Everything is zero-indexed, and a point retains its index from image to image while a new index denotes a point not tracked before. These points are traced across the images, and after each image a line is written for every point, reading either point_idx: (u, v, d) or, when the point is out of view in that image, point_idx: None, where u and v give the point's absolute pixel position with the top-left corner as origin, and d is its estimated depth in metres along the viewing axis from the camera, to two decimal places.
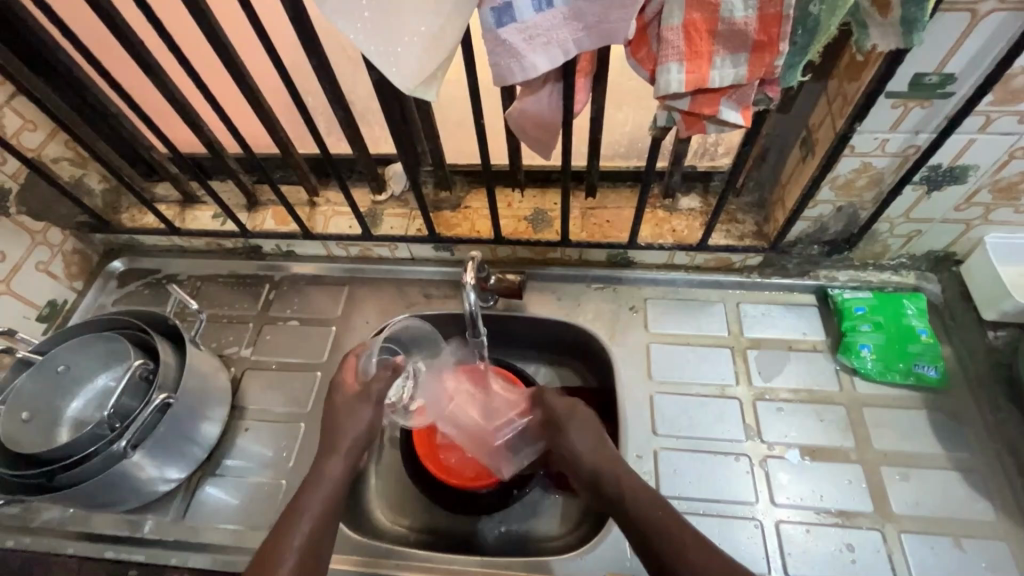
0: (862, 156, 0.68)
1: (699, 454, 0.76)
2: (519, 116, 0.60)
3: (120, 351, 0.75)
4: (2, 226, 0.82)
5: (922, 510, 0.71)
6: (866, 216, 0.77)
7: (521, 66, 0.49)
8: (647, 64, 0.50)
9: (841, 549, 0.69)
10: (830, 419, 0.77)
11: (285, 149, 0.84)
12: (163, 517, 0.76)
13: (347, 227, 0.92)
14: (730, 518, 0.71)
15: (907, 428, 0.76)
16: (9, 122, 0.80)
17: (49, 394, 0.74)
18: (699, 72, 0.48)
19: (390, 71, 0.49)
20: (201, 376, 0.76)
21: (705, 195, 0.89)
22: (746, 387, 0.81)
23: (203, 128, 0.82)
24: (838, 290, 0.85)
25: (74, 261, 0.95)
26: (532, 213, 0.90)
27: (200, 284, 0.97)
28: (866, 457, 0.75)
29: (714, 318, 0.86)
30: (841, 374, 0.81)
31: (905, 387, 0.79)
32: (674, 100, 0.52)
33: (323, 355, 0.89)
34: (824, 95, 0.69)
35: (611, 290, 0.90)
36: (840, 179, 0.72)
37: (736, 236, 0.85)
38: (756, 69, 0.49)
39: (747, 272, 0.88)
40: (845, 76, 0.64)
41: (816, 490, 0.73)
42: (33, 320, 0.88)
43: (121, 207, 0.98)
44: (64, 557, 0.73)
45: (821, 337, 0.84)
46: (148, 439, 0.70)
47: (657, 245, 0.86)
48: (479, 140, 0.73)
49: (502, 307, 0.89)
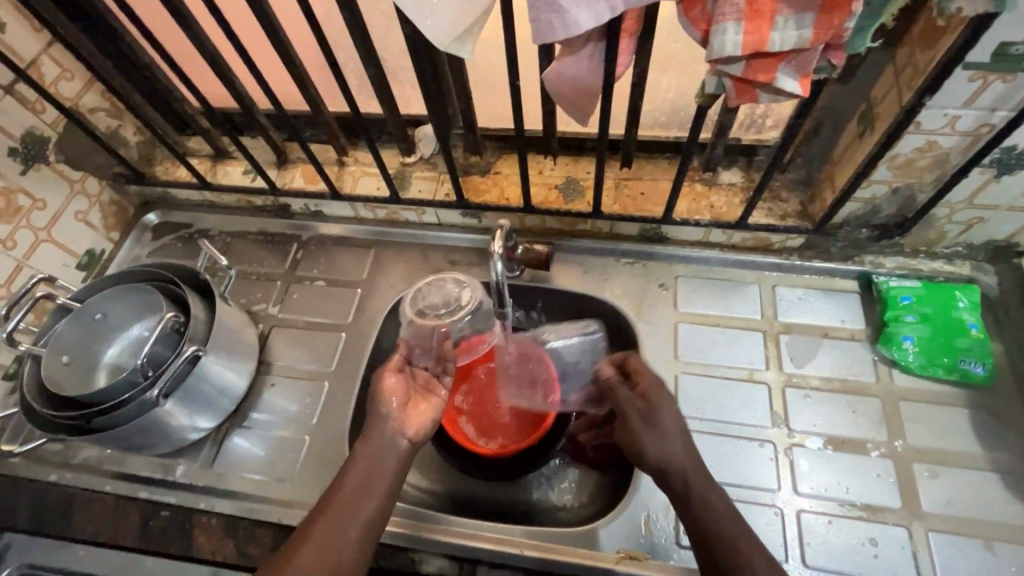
0: (928, 134, 0.63)
1: (722, 437, 0.74)
2: (556, 79, 0.57)
3: (152, 303, 0.77)
4: (43, 174, 0.84)
5: (954, 510, 0.68)
6: (924, 199, 0.71)
7: (563, 22, 0.46)
8: (699, 24, 0.46)
9: (863, 543, 0.67)
10: (862, 411, 0.75)
11: (315, 106, 0.82)
12: (193, 462, 0.78)
13: (375, 189, 0.91)
14: (750, 504, 0.70)
15: (945, 425, 0.73)
16: (47, 69, 0.80)
17: (85, 340, 0.76)
18: (758, 34, 0.44)
19: (425, 24, 0.46)
20: (230, 331, 0.78)
21: (747, 170, 0.84)
22: (776, 371, 0.78)
23: (235, 82, 0.81)
24: (884, 278, 0.80)
25: (111, 211, 0.96)
26: (563, 181, 0.87)
27: (230, 241, 0.98)
28: (898, 453, 0.72)
29: (747, 299, 0.83)
30: (879, 366, 0.77)
31: (947, 383, 0.75)
32: (727, 64, 0.48)
33: (348, 317, 0.89)
34: (891, 65, 0.63)
35: (642, 265, 0.87)
36: (900, 158, 0.66)
37: (778, 216, 0.81)
38: (822, 32, 0.45)
39: (786, 253, 0.84)
40: (918, 44, 0.58)
41: (841, 482, 0.70)
42: (74, 269, 0.91)
43: (156, 160, 0.99)
44: (100, 493, 0.76)
45: (861, 326, 0.80)
46: (178, 389, 0.72)
47: (694, 221, 0.82)
48: (514, 103, 0.70)
49: (528, 277, 0.88)
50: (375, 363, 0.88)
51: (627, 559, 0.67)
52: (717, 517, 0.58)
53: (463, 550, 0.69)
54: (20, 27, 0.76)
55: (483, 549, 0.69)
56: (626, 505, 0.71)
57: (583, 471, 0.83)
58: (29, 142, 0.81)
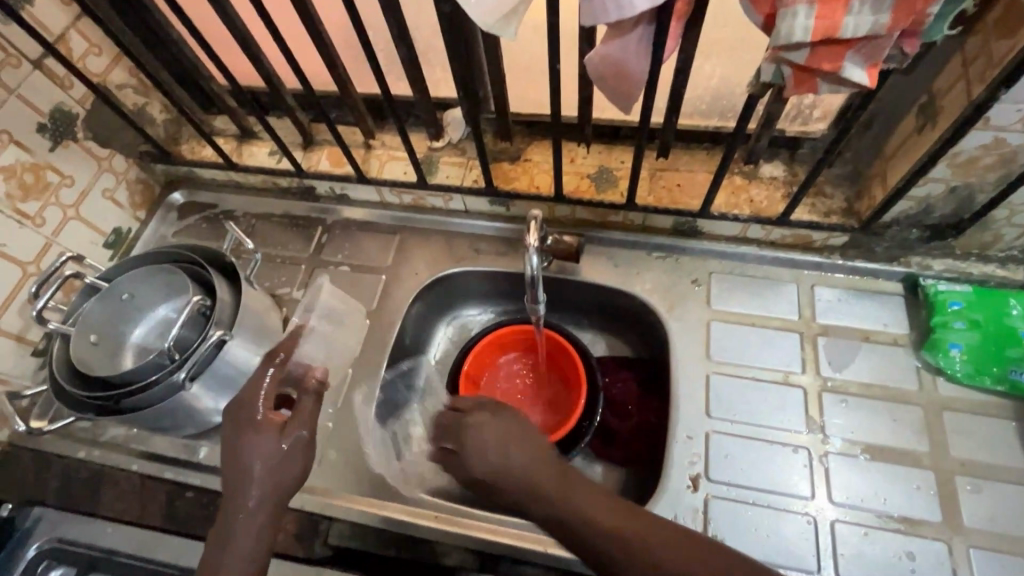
0: (996, 131, 0.59)
1: (754, 441, 0.72)
2: (600, 63, 0.54)
3: (180, 285, 0.77)
4: (71, 151, 0.83)
5: (997, 527, 0.65)
6: (983, 200, 0.67)
7: (616, 2, 0.43)
8: (762, 7, 0.43)
9: (899, 557, 0.65)
10: (903, 420, 0.72)
11: (343, 87, 0.80)
12: (216, 444, 0.79)
13: (401, 173, 0.89)
14: (780, 511, 0.68)
15: (991, 438, 0.70)
16: (75, 44, 0.79)
17: (114, 320, 0.76)
18: (830, 19, 0.41)
19: (469, 3, 0.44)
20: (256, 316, 0.77)
21: (790, 163, 0.80)
22: (813, 375, 0.75)
23: (262, 61, 0.79)
24: (932, 281, 0.76)
25: (137, 190, 0.96)
26: (596, 170, 0.84)
27: (255, 222, 0.97)
28: (940, 465, 0.69)
29: (784, 298, 0.80)
30: (923, 373, 0.74)
31: (995, 393, 0.72)
32: (790, 52, 0.45)
33: (373, 304, 0.88)
34: (960, 54, 0.59)
35: (674, 260, 0.84)
36: (962, 156, 0.62)
37: (822, 213, 0.78)
38: (901, 18, 0.41)
39: (827, 252, 0.80)
40: (994, 32, 0.54)
41: (878, 492, 0.68)
42: (102, 247, 0.91)
43: (182, 138, 0.98)
44: (128, 472, 0.77)
45: (905, 330, 0.76)
46: (204, 372, 0.72)
47: (732, 215, 0.79)
48: (551, 88, 0.67)
49: (556, 269, 0.86)
50: (399, 352, 0.87)
51: None
52: (604, 520, 0.56)
53: (487, 543, 0.69)
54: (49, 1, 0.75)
55: (506, 544, 0.68)
56: (653, 508, 0.69)
57: (607, 467, 0.82)
58: (57, 118, 0.80)
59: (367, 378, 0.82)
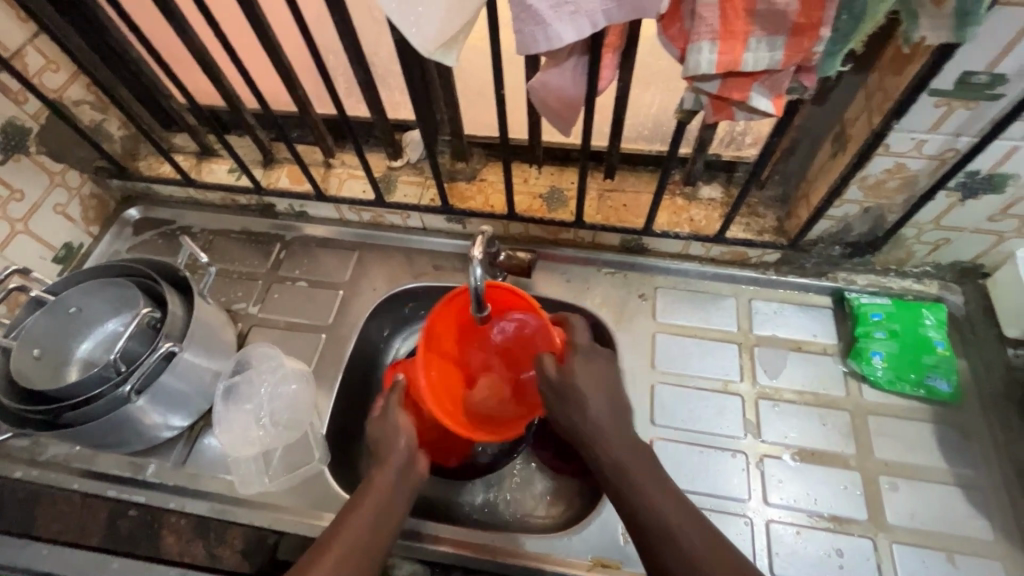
0: (897, 156, 0.65)
1: (695, 447, 0.75)
2: (540, 89, 0.58)
3: (128, 298, 0.76)
4: (23, 166, 0.83)
5: (917, 523, 0.70)
6: (894, 220, 0.74)
7: (546, 36, 0.47)
8: (677, 42, 0.48)
9: (830, 553, 0.68)
10: (832, 424, 0.76)
11: (302, 106, 0.82)
12: (165, 461, 0.77)
13: (360, 191, 0.92)
14: (720, 514, 0.71)
15: (910, 439, 0.75)
16: (31, 61, 0.79)
17: (59, 334, 0.75)
18: (732, 54, 0.46)
19: (411, 31, 0.48)
20: (208, 328, 0.77)
21: (727, 186, 0.86)
22: (750, 384, 0.79)
23: (224, 80, 0.81)
24: (856, 294, 0.82)
25: (91, 205, 0.96)
26: (547, 190, 0.89)
27: (212, 238, 0.97)
28: (865, 465, 0.73)
29: (724, 311, 0.85)
30: (849, 380, 0.79)
31: (914, 398, 0.77)
32: (703, 82, 0.50)
33: (329, 319, 0.89)
34: (863, 89, 0.65)
35: (622, 276, 0.88)
36: (871, 179, 0.69)
37: (755, 231, 0.83)
38: (794, 54, 0.47)
39: (763, 268, 0.86)
40: (889, 69, 0.60)
41: (810, 493, 0.72)
42: (50, 262, 0.89)
43: (140, 155, 0.99)
44: (68, 491, 0.75)
45: (833, 340, 0.82)
46: (152, 385, 0.70)
47: (674, 233, 0.84)
48: (500, 113, 0.71)
49: (510, 284, 0.89)
50: (354, 366, 0.88)
51: (599, 566, 0.68)
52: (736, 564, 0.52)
53: (436, 555, 0.70)
54: (5, 17, 0.75)
55: (480, 560, 0.69)
56: (601, 512, 0.71)
57: (558, 479, 0.82)
58: (9, 133, 0.80)
59: (322, 392, 0.82)
